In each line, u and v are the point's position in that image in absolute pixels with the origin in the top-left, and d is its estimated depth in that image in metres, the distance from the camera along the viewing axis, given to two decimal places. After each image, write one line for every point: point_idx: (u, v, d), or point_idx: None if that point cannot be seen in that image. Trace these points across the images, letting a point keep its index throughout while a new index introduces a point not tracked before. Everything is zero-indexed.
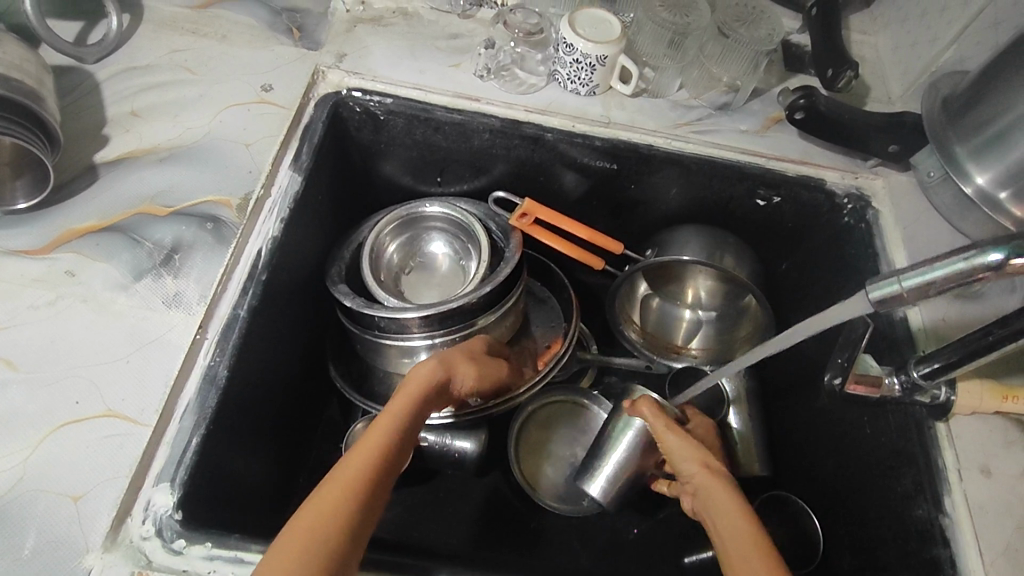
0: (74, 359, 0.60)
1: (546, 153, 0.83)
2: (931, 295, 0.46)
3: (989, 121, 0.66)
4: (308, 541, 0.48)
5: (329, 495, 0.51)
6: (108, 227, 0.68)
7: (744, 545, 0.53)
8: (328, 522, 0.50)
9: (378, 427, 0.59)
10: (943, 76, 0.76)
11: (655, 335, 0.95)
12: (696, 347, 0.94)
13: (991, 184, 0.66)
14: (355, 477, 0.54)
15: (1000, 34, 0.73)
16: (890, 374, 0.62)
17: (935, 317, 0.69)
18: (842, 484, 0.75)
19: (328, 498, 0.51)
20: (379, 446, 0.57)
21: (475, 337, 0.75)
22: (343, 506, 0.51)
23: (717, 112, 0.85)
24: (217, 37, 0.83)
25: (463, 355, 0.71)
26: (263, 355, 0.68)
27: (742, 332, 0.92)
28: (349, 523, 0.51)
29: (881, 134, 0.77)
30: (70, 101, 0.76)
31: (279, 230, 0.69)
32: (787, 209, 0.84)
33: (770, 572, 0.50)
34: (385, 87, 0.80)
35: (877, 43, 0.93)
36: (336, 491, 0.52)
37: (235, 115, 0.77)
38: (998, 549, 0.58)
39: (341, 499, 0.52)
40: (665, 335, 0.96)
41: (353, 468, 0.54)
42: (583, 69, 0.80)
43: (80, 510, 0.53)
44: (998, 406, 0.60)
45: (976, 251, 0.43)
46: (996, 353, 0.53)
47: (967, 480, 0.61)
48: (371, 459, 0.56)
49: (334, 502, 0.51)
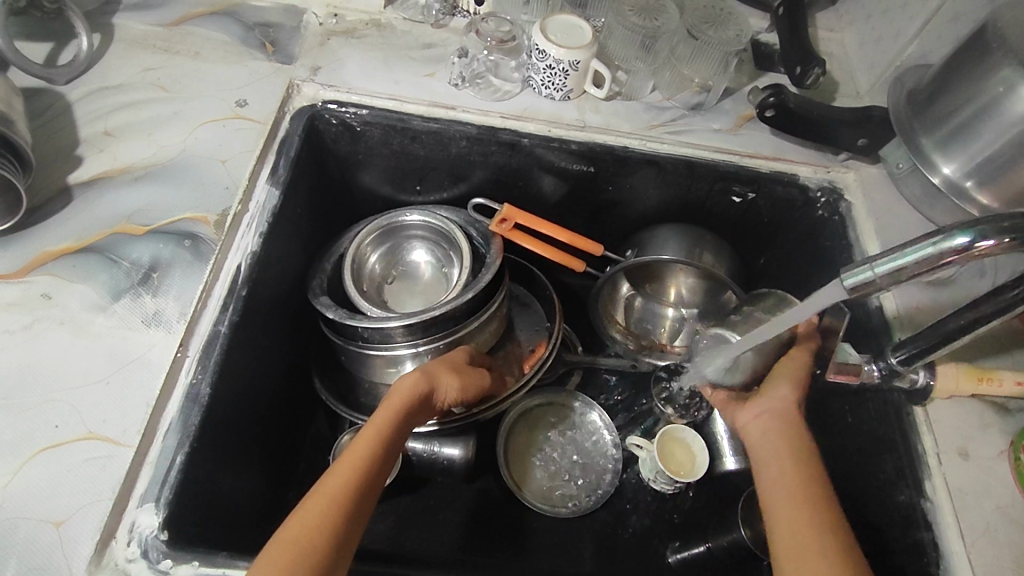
0: (52, 383, 0.59)
1: (523, 159, 0.83)
2: (904, 281, 0.47)
3: (953, 112, 0.67)
4: (293, 556, 0.48)
5: (312, 511, 0.51)
6: (83, 249, 0.67)
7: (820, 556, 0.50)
8: (313, 537, 0.50)
9: (363, 438, 0.59)
10: (907, 71, 0.78)
11: (640, 335, 0.97)
12: (679, 344, 0.96)
13: (958, 173, 0.68)
14: (337, 491, 0.53)
15: (960, 27, 0.75)
16: (868, 361, 0.63)
17: (908, 304, 0.70)
18: (826, 473, 0.76)
19: (312, 513, 0.51)
20: (365, 457, 0.57)
21: (458, 348, 0.74)
22: (326, 520, 0.51)
23: (691, 112, 0.86)
24: (190, 55, 0.83)
25: (447, 365, 0.70)
26: (245, 370, 0.68)
27: None
28: (336, 537, 0.51)
29: (850, 128, 0.78)
30: (42, 124, 0.75)
31: (258, 245, 0.69)
32: (762, 204, 0.85)
33: None
34: (360, 98, 0.81)
35: (844, 40, 0.96)
36: (320, 504, 0.52)
37: (211, 131, 0.76)
38: (979, 529, 0.59)
39: (324, 513, 0.51)
40: (649, 333, 0.97)
41: (336, 480, 0.54)
42: (556, 75, 0.81)
43: (62, 535, 0.52)
44: (973, 388, 0.62)
45: (943, 234, 0.44)
46: (969, 337, 0.55)
47: (946, 463, 0.62)
48: (355, 472, 0.55)
49: (318, 515, 0.51)
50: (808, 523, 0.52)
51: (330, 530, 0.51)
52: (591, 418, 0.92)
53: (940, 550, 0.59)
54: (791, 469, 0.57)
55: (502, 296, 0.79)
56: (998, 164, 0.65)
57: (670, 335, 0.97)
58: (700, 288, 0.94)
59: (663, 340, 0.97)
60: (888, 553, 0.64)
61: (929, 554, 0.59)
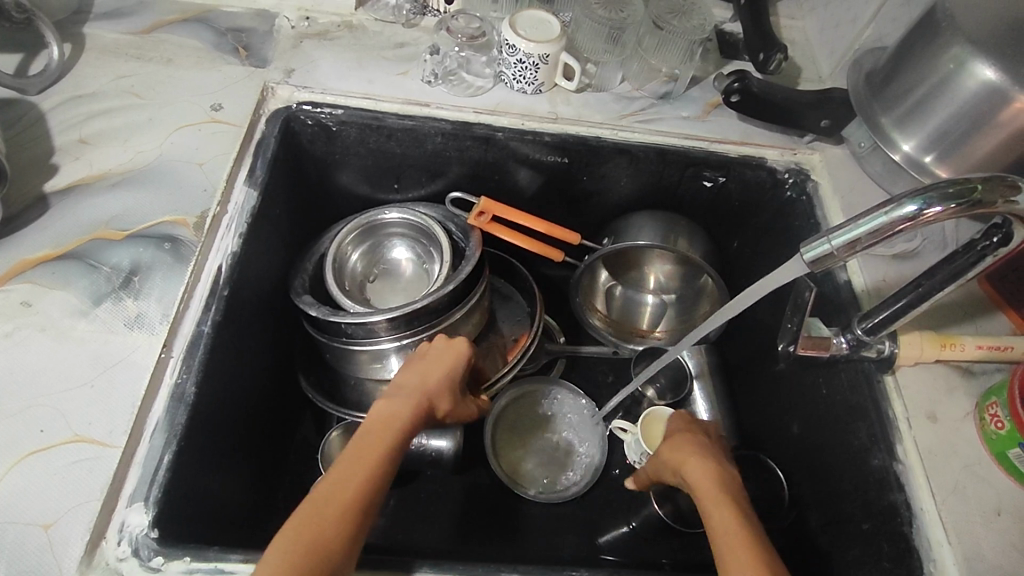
0: (37, 389, 0.59)
1: (498, 153, 0.85)
2: (860, 251, 0.49)
3: (909, 90, 0.70)
4: (307, 551, 0.48)
5: (328, 507, 0.50)
6: (62, 255, 0.67)
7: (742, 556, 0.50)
8: (329, 533, 0.49)
9: (372, 441, 0.57)
10: (864, 54, 0.81)
11: (620, 322, 0.99)
12: (660, 329, 0.98)
13: (917, 149, 0.71)
14: (354, 488, 0.52)
15: (912, 11, 0.78)
16: (837, 333, 0.65)
17: (875, 277, 0.73)
18: (806, 445, 0.77)
19: (329, 508, 0.50)
20: (373, 461, 0.55)
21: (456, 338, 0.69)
22: (343, 517, 0.50)
23: (660, 101, 0.88)
24: (163, 61, 0.83)
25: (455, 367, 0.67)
26: (229, 371, 0.68)
27: (701, 311, 0.96)
28: (351, 534, 0.50)
29: (813, 110, 0.81)
30: (15, 133, 0.75)
31: (239, 245, 0.70)
32: (732, 187, 0.88)
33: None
34: (335, 99, 0.82)
35: (805, 27, 0.99)
36: (336, 500, 0.51)
37: (186, 136, 0.77)
38: (949, 488, 0.62)
39: (340, 510, 0.51)
40: (629, 321, 0.99)
41: (353, 477, 0.53)
42: (527, 69, 0.82)
43: (51, 538, 0.52)
44: (938, 354, 0.65)
45: (893, 204, 0.46)
46: (928, 303, 0.58)
47: (916, 427, 0.65)
48: (371, 470, 0.54)
49: (329, 516, 0.50)
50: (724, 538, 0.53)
51: (343, 539, 0.50)
52: (573, 405, 0.94)
53: (912, 509, 0.61)
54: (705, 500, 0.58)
55: (484, 287, 0.80)
56: (952, 139, 0.68)
57: (650, 321, 0.99)
58: (678, 274, 0.97)
59: (643, 326, 0.99)
60: (865, 516, 0.66)
61: (902, 514, 0.61)
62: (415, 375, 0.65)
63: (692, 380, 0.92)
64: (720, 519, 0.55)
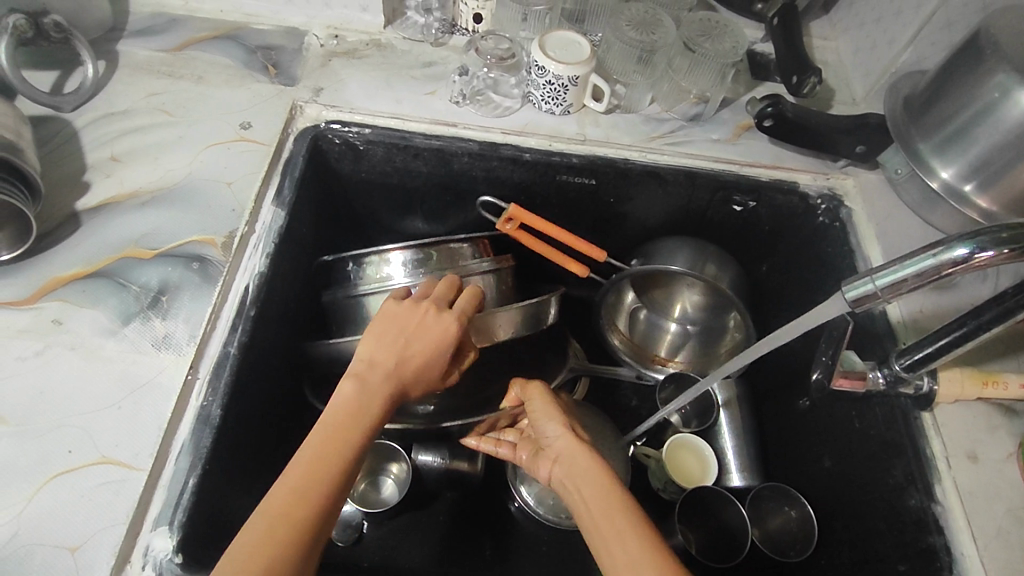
0: (65, 410, 0.59)
1: (525, 172, 0.84)
2: (905, 292, 0.47)
3: (949, 118, 0.68)
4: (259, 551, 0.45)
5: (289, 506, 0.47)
6: (92, 273, 0.68)
7: (624, 533, 0.50)
8: (287, 534, 0.46)
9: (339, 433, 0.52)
10: (902, 78, 0.79)
11: (642, 346, 0.99)
12: (681, 360, 0.97)
13: (956, 178, 0.68)
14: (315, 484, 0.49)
15: (953, 35, 0.76)
16: (873, 368, 0.63)
17: (912, 309, 0.71)
18: (840, 480, 0.75)
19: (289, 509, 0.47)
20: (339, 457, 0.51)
21: (448, 312, 0.63)
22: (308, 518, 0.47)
23: (689, 123, 0.87)
24: (193, 79, 0.84)
25: (433, 345, 0.60)
26: (253, 391, 0.68)
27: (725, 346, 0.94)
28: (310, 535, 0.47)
29: (849, 135, 0.79)
30: (50, 150, 0.76)
31: (265, 265, 0.70)
32: (763, 212, 0.86)
33: (646, 553, 0.48)
34: (363, 118, 0.82)
35: (839, 48, 0.97)
36: (297, 499, 0.48)
37: (215, 154, 0.77)
38: (991, 533, 0.59)
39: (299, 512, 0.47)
40: (649, 347, 0.99)
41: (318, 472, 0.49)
42: (556, 90, 0.81)
43: (77, 561, 0.52)
44: (980, 392, 0.62)
45: (943, 246, 0.45)
46: (973, 342, 0.55)
47: (955, 468, 0.62)
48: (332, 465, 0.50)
49: (288, 513, 0.47)
50: (609, 514, 0.52)
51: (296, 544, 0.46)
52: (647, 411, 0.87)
53: (952, 554, 0.59)
54: (588, 479, 0.57)
55: (506, 262, 0.80)
56: (994, 169, 0.65)
57: (672, 351, 0.98)
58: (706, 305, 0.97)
59: (664, 354, 0.98)
60: (900, 558, 0.64)
61: (943, 558, 0.59)
62: (393, 353, 0.58)
63: (719, 409, 0.90)
64: (602, 500, 0.54)
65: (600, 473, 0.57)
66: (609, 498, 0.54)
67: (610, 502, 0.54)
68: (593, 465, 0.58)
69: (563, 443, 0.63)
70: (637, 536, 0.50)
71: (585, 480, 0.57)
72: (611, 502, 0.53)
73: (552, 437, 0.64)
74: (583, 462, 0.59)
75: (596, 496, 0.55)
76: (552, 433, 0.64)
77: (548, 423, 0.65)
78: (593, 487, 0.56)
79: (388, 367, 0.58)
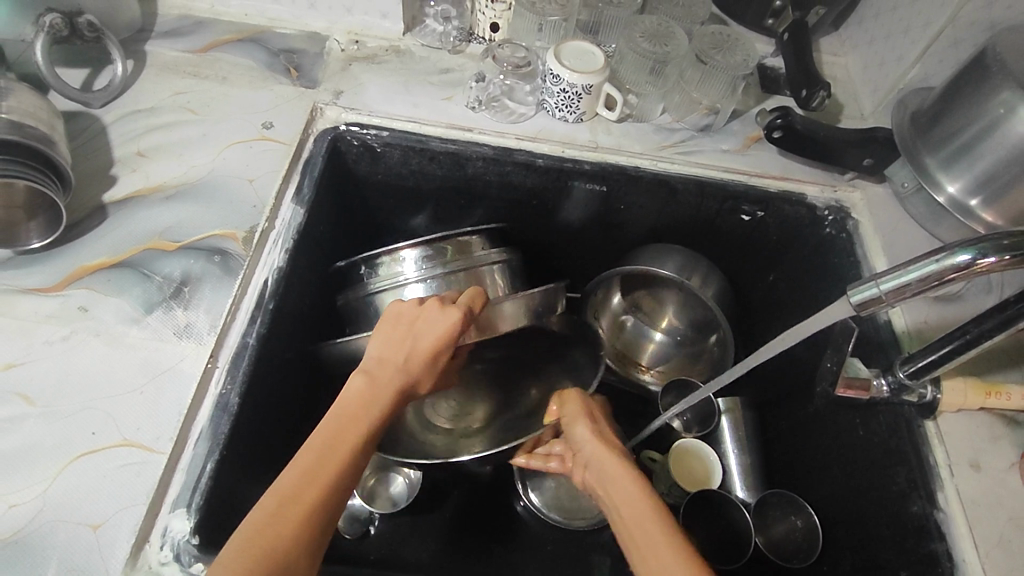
0: (89, 393, 0.61)
1: (538, 178, 0.86)
2: (909, 296, 0.49)
3: (956, 133, 0.69)
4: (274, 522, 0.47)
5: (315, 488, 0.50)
6: (118, 263, 0.70)
7: (654, 539, 0.51)
8: (307, 508, 0.49)
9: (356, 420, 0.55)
10: (910, 93, 0.81)
11: (625, 351, 1.05)
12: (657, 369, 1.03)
13: (962, 192, 0.70)
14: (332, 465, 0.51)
15: (961, 52, 0.78)
16: (877, 375, 0.65)
17: (916, 319, 0.72)
18: (845, 488, 0.76)
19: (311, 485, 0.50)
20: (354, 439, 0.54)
21: (449, 309, 0.63)
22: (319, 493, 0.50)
23: (700, 134, 0.89)
24: (218, 79, 0.87)
25: (434, 344, 0.61)
26: (269, 383, 0.69)
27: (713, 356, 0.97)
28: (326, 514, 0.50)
29: (857, 148, 0.81)
30: (80, 144, 0.78)
31: (285, 260, 0.72)
32: (771, 222, 0.88)
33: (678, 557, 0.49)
34: (381, 121, 0.84)
35: (848, 63, 0.99)
36: (317, 480, 0.50)
37: (237, 152, 0.80)
38: (992, 540, 0.60)
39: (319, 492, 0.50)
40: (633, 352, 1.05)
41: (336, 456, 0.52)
42: (570, 97, 0.83)
43: (98, 538, 0.54)
44: (982, 402, 0.63)
45: (946, 252, 0.46)
46: (974, 350, 0.57)
47: (959, 475, 0.63)
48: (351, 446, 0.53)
49: (310, 490, 0.50)
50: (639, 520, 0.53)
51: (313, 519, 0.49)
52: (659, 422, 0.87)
53: (953, 560, 0.60)
54: (620, 484, 0.58)
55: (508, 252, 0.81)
56: (1000, 184, 0.67)
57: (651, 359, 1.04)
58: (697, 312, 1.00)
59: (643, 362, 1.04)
60: (902, 564, 0.65)
61: (945, 564, 0.60)
62: (402, 348, 0.60)
63: (720, 415, 0.92)
64: (631, 504, 0.55)
65: (628, 478, 0.58)
66: (640, 504, 0.55)
67: (641, 508, 0.55)
68: (623, 471, 0.60)
69: (591, 449, 0.64)
70: (674, 544, 0.50)
71: (615, 485, 0.58)
72: (641, 506, 0.55)
73: (582, 442, 0.66)
74: (614, 468, 0.60)
75: (628, 502, 0.56)
76: (584, 440, 0.66)
77: (579, 429, 0.67)
78: (624, 493, 0.57)
79: (395, 359, 0.60)
